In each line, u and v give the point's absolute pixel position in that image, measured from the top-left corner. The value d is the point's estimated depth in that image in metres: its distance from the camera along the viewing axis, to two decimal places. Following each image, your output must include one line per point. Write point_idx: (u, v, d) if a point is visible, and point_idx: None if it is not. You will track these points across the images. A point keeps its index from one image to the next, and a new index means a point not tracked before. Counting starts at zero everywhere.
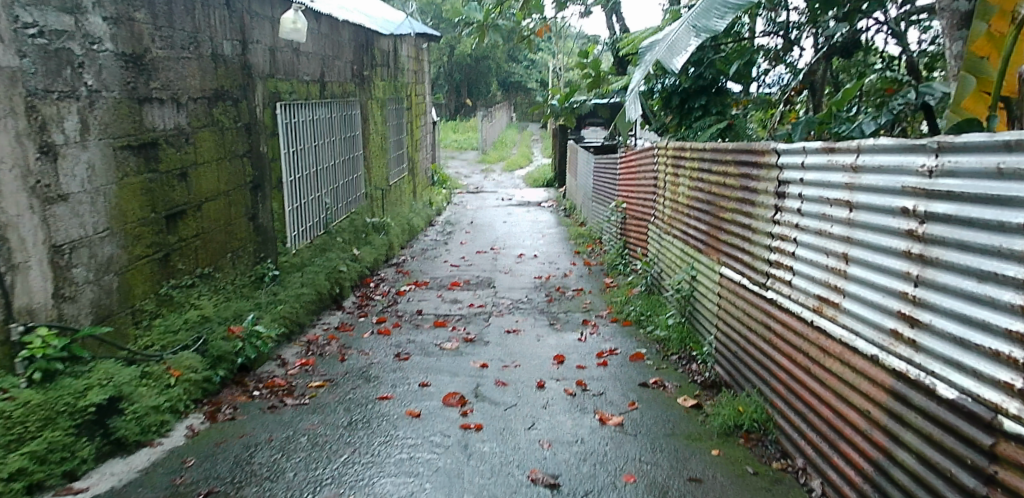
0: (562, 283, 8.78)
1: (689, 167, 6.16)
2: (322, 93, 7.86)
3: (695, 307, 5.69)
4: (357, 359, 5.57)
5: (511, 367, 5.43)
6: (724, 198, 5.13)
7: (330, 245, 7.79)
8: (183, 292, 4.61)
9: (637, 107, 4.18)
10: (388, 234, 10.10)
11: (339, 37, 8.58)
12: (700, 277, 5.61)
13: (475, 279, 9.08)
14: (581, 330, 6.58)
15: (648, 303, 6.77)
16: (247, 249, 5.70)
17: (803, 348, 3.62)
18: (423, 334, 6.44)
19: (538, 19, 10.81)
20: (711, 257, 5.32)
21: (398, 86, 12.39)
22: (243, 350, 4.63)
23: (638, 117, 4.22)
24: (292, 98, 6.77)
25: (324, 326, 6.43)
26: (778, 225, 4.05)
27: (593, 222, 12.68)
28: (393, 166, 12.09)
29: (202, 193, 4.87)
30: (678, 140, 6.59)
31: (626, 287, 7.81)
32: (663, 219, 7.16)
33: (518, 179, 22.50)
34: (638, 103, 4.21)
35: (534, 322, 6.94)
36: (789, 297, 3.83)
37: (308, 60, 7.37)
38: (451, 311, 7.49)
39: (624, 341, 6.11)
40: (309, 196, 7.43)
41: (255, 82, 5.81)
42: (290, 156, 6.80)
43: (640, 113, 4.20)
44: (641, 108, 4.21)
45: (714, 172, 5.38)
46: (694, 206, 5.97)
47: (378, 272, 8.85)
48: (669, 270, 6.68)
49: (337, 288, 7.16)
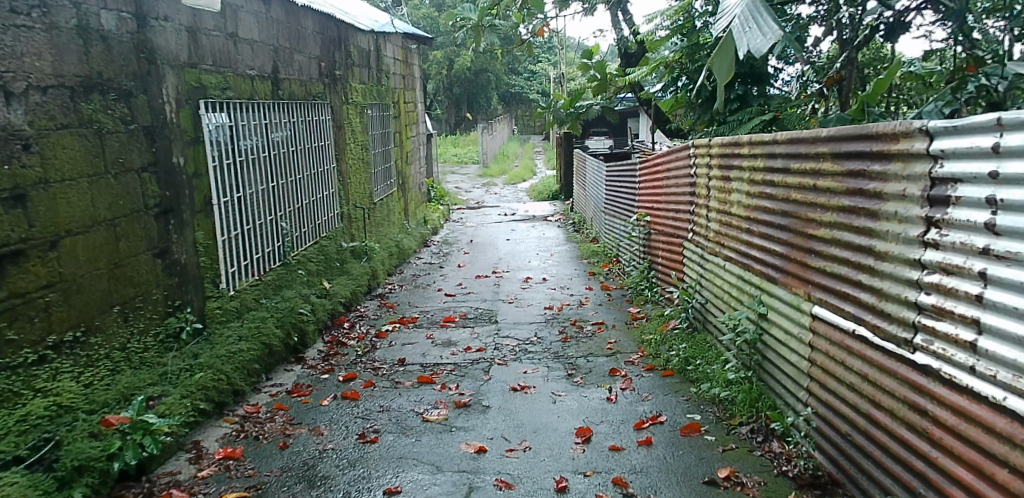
0: (578, 315, 7.24)
1: (744, 167, 4.73)
2: (276, 94, 6.32)
3: (766, 355, 4.26)
4: (304, 445, 4.04)
5: (518, 453, 3.89)
6: (812, 208, 3.73)
7: (290, 280, 6.28)
8: (20, 374, 3.13)
9: (773, 29, 3.44)
10: (370, 261, 8.60)
11: (300, 27, 7.03)
12: (773, 318, 4.17)
13: (474, 312, 7.56)
14: (609, 385, 5.04)
15: (695, 347, 5.25)
16: (157, 296, 4.15)
17: (1011, 462, 2.29)
18: (399, 399, 4.89)
19: (538, 18, 9.33)
20: (794, 288, 3.89)
21: (382, 89, 10.87)
22: (121, 453, 3.20)
23: (768, 45, 3.43)
24: (227, 95, 5.22)
25: (272, 391, 4.93)
26: (938, 250, 2.66)
27: (608, 237, 11.13)
28: (380, 182, 10.58)
29: (58, 223, 3.36)
30: (724, 136, 5.21)
31: (659, 319, 6.32)
32: (705, 236, 5.72)
33: (522, 192, 20.97)
34: (768, 29, 3.45)
35: (546, 374, 5.38)
36: (972, 371, 2.47)
37: (254, 51, 5.82)
38: (442, 358, 5.96)
39: (669, 405, 4.57)
40: (261, 219, 5.90)
41: (162, 69, 4.26)
42: (224, 168, 5.20)
43: (773, 40, 3.42)
44: (771, 36, 3.46)
45: (792, 172, 3.96)
46: (754, 219, 4.56)
47: (355, 308, 7.35)
48: (717, 302, 5.24)
49: (294, 335, 5.63)
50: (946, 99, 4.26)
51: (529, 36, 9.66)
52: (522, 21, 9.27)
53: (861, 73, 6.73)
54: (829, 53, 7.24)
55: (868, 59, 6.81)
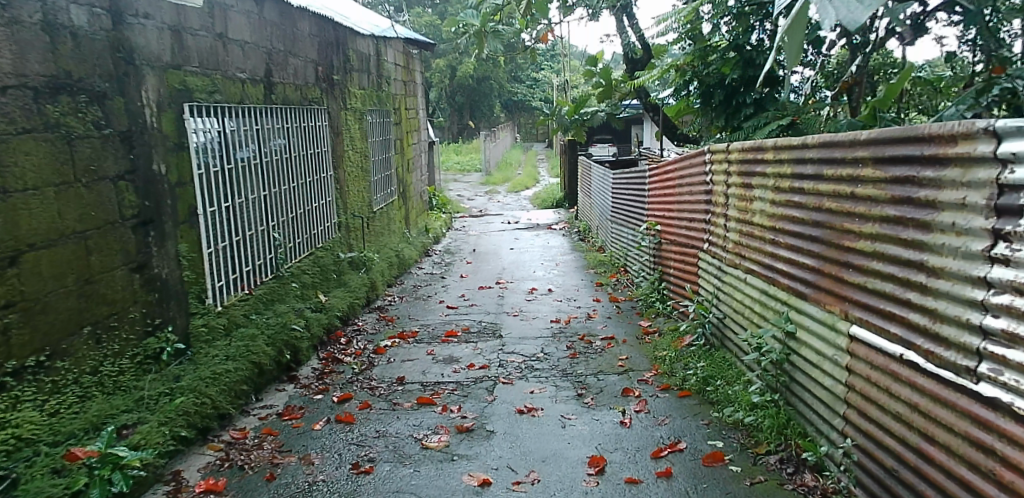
0: (586, 329, 6.91)
1: (768, 174, 4.43)
2: (270, 99, 6.01)
3: (795, 378, 3.95)
4: (292, 477, 3.72)
5: (525, 487, 3.60)
6: (848, 219, 3.42)
7: (284, 294, 5.96)
8: None
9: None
10: (368, 272, 8.28)
11: (295, 29, 6.72)
12: (803, 337, 3.87)
13: (477, 326, 7.23)
14: (622, 407, 4.72)
15: (714, 366, 4.93)
16: (135, 314, 3.83)
17: None
18: (397, 423, 4.56)
19: (543, 23, 9.09)
20: (828, 305, 3.59)
21: (383, 95, 10.57)
22: (86, 491, 2.88)
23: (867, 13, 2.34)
24: (215, 99, 4.91)
25: (260, 415, 4.61)
26: (1010, 266, 2.38)
27: (615, 247, 10.80)
28: (380, 190, 10.26)
29: (17, 237, 3.06)
30: (744, 141, 4.92)
31: (673, 335, 6.00)
32: (722, 248, 5.41)
33: (525, 200, 20.67)
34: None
35: (554, 394, 5.05)
36: None
37: (246, 52, 5.51)
38: (443, 376, 5.63)
39: (688, 430, 4.25)
40: (253, 230, 5.58)
41: (141, 70, 3.95)
42: (212, 176, 4.87)
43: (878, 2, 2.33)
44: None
45: (824, 179, 3.66)
46: (781, 230, 4.25)
47: (353, 322, 7.03)
48: (737, 318, 4.94)
49: (287, 352, 5.30)
50: (967, 103, 3.92)
51: (533, 43, 9.50)
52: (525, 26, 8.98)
53: (871, 78, 6.38)
54: (841, 56, 7.05)
55: (878, 65, 6.49)
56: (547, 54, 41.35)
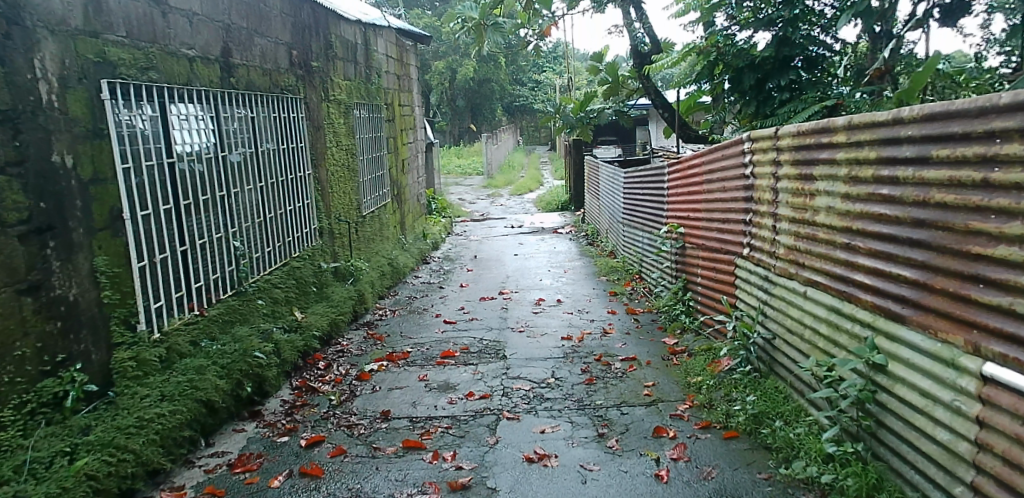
0: (603, 348, 5.99)
1: (839, 159, 3.54)
2: (229, 83, 5.12)
3: (886, 425, 3.07)
4: None
5: None
6: (973, 217, 2.59)
7: (248, 314, 5.06)
8: None
9: None
10: (354, 284, 7.39)
11: (261, 5, 5.83)
12: (899, 373, 2.99)
13: (477, 344, 6.32)
14: (656, 454, 3.81)
15: (767, 399, 4.03)
16: (24, 351, 3.00)
17: None
18: (376, 477, 3.64)
19: (546, 17, 8.42)
20: (941, 333, 2.74)
21: (373, 88, 9.70)
22: None
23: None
24: (149, 78, 4.02)
25: (206, 466, 3.72)
26: None
27: (628, 252, 9.88)
28: (370, 193, 9.36)
29: None
30: (799, 123, 4.02)
31: (708, 357, 5.08)
32: (768, 252, 4.52)
33: (529, 202, 19.77)
34: None
35: (569, 434, 4.15)
36: None
37: (196, 25, 4.64)
38: (436, 409, 4.72)
39: (742, 489, 3.36)
40: (208, 236, 4.66)
41: (34, 34, 3.12)
42: (147, 172, 3.95)
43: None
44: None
45: (932, 163, 2.81)
46: (859, 231, 3.37)
47: (335, 342, 6.13)
48: (792, 340, 4.05)
49: (247, 384, 4.40)
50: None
51: (536, 39, 8.74)
52: (526, 21, 8.19)
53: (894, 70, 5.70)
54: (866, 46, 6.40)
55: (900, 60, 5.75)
56: (550, 55, 40.53)
